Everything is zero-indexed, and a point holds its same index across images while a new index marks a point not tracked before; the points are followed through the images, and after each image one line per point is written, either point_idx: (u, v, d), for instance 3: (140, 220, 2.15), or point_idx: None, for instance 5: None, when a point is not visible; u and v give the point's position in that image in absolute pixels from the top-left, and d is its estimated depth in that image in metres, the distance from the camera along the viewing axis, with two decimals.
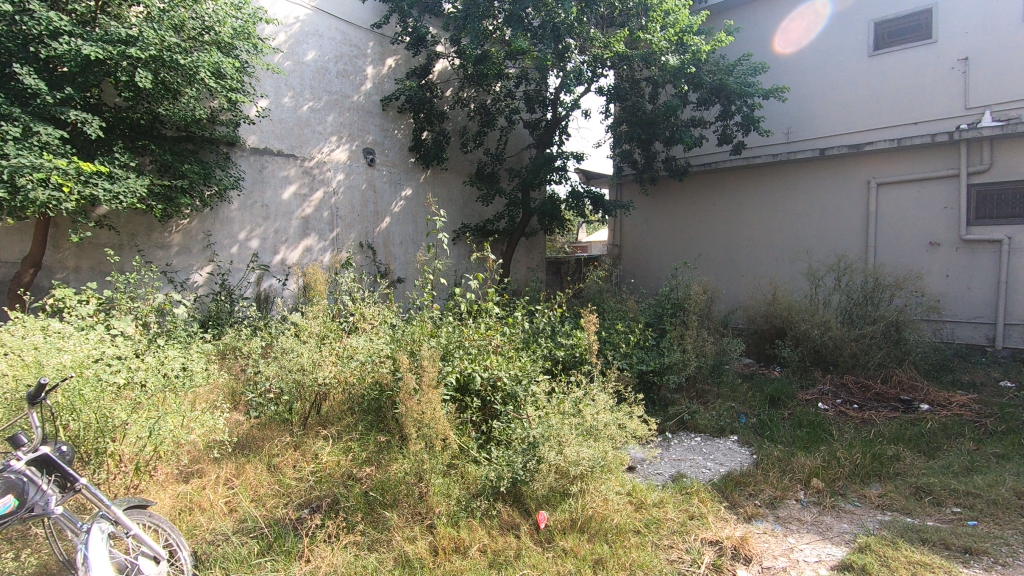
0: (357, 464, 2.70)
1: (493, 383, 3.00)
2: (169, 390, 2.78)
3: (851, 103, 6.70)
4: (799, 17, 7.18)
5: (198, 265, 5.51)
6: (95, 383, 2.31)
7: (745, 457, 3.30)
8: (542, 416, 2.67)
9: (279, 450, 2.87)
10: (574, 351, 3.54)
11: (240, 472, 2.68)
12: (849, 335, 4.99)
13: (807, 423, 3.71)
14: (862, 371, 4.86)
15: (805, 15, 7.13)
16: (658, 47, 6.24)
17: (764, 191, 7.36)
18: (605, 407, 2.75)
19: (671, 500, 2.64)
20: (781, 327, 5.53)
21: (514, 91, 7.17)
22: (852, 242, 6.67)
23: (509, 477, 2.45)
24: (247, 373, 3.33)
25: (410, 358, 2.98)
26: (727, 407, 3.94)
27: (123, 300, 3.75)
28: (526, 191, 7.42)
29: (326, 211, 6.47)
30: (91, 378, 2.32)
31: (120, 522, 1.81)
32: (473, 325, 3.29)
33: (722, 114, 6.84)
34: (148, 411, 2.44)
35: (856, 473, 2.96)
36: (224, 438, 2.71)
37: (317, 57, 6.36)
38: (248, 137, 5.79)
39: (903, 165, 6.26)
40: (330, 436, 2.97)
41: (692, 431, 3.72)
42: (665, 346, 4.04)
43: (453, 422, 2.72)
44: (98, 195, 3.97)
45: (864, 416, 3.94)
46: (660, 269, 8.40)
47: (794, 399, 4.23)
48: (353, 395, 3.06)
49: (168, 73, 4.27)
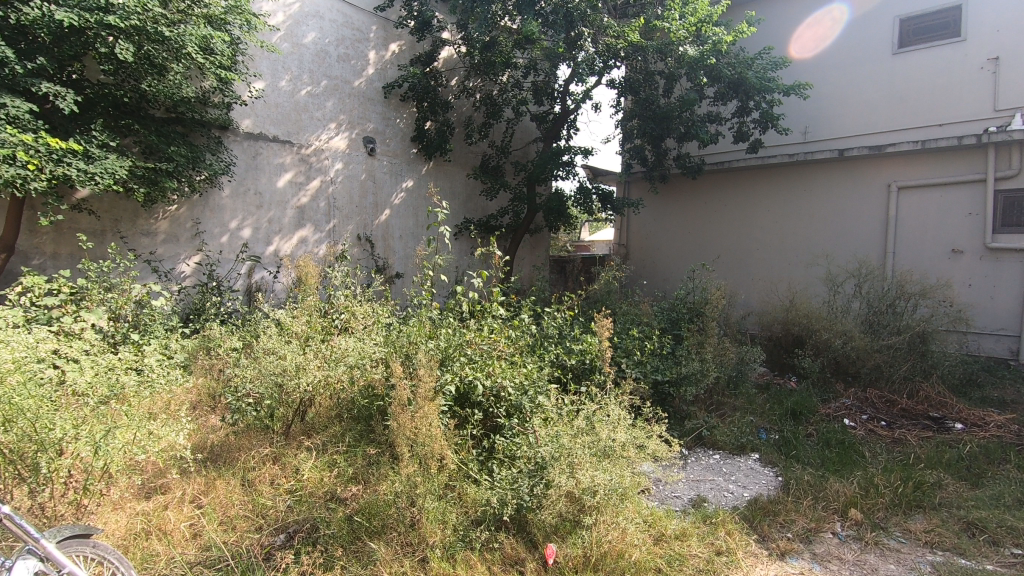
0: (342, 481, 2.42)
1: (496, 393, 2.70)
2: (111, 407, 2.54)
3: (873, 102, 6.40)
4: (819, 21, 6.89)
5: (185, 255, 5.18)
6: (27, 391, 2.04)
7: (771, 480, 3.01)
8: (552, 434, 2.42)
9: (256, 463, 2.55)
10: (584, 358, 3.24)
11: (210, 488, 2.37)
12: (873, 345, 4.68)
13: (836, 443, 3.42)
14: (886, 385, 4.57)
15: (825, 19, 6.85)
16: (675, 36, 5.96)
17: (779, 191, 7.06)
18: (621, 424, 2.48)
19: (694, 531, 2.34)
20: (800, 336, 5.25)
21: (522, 81, 6.84)
22: (870, 246, 6.37)
23: (514, 504, 2.18)
24: (226, 374, 3.06)
25: (405, 362, 2.69)
26: (747, 422, 3.67)
27: (95, 290, 3.50)
28: (531, 186, 7.15)
29: (322, 201, 6.16)
30: (20, 385, 2.05)
31: (50, 559, 1.51)
32: (476, 327, 3.02)
33: (740, 109, 6.53)
34: (94, 426, 2.18)
35: (897, 503, 2.67)
36: (187, 452, 2.41)
37: (317, 39, 6.05)
38: (243, 121, 5.48)
39: (926, 167, 5.96)
40: (315, 448, 2.67)
41: (710, 448, 3.43)
42: (682, 355, 3.72)
43: (451, 437, 2.42)
44: (71, 175, 3.67)
45: (895, 434, 3.65)
46: (670, 270, 8.09)
47: (816, 413, 3.97)
48: (342, 400, 2.77)
49: (153, 46, 3.98)
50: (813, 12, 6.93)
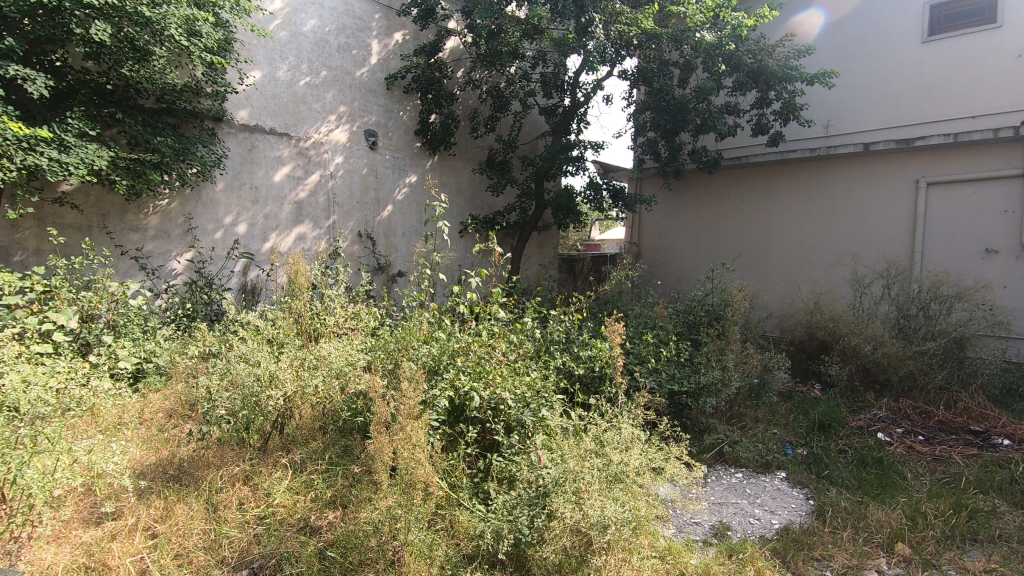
0: (318, 506, 2.16)
1: (494, 405, 2.42)
2: (50, 424, 2.33)
3: (900, 93, 6.02)
4: (801, 24, 6.85)
5: (177, 252, 4.94)
6: None
7: (803, 505, 2.69)
8: (557, 457, 2.15)
9: (223, 483, 2.27)
10: (593, 365, 2.96)
11: (168, 512, 2.10)
12: (906, 352, 4.34)
13: (872, 461, 3.10)
14: (921, 395, 4.25)
15: (803, 25, 6.85)
16: (692, 21, 5.63)
17: (800, 188, 6.70)
18: (634, 443, 2.22)
19: (718, 568, 2.04)
20: (825, 341, 4.90)
21: (530, 73, 6.51)
22: (897, 245, 5.99)
23: (510, 538, 1.89)
24: (196, 382, 2.79)
25: (395, 372, 2.41)
26: (771, 436, 3.37)
27: (65, 288, 3.27)
28: (539, 181, 6.87)
29: (322, 196, 5.90)
30: None
31: None
32: (474, 333, 2.74)
33: (760, 100, 6.17)
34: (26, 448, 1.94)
35: (950, 536, 2.34)
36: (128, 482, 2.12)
37: (317, 27, 5.79)
38: (238, 112, 5.23)
39: (957, 162, 5.58)
40: (292, 465, 2.38)
41: (732, 466, 3.12)
42: (701, 363, 3.38)
43: (439, 459, 2.14)
44: (42, 165, 3.44)
45: (937, 451, 3.32)
46: (685, 270, 7.75)
47: (845, 426, 3.64)
48: (325, 411, 2.48)
49: (133, 28, 3.74)
50: (798, 15, 6.89)
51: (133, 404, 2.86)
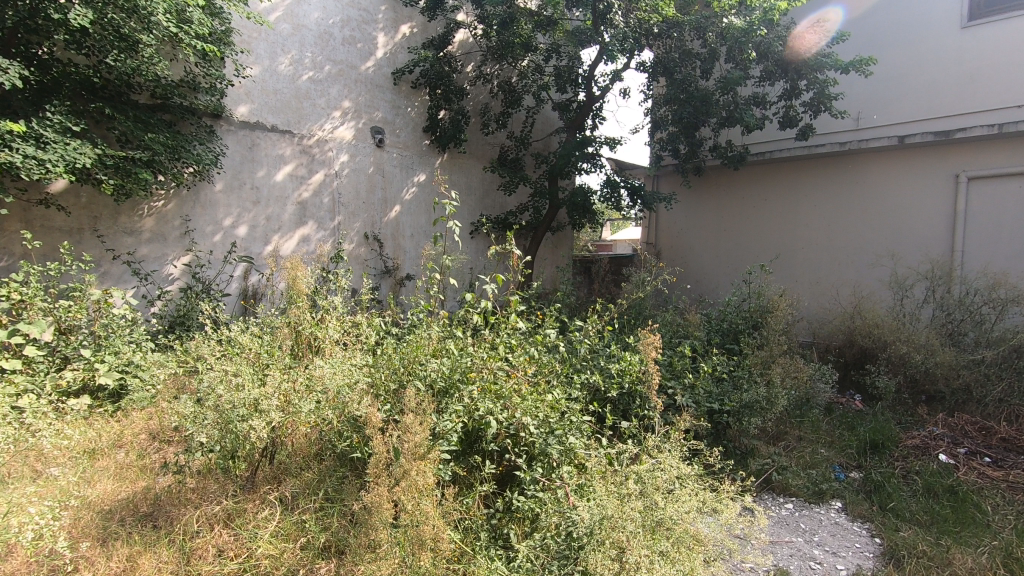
0: (309, 558, 1.85)
1: (513, 433, 2.08)
2: None
3: (938, 82, 5.61)
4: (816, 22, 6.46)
5: (173, 256, 4.64)
6: None
7: (869, 545, 2.34)
8: (590, 498, 1.82)
9: (201, 526, 1.96)
10: (621, 381, 2.63)
11: (132, 566, 1.79)
12: (960, 362, 3.94)
13: (940, 491, 2.73)
14: (978, 410, 3.85)
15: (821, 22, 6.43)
16: (719, 5, 5.34)
17: (828, 183, 6.31)
18: (681, 480, 1.88)
19: None
20: (867, 349, 4.51)
21: (544, 65, 6.16)
22: (936, 244, 5.57)
23: None
24: (175, 402, 2.48)
25: (398, 397, 2.09)
26: (820, 458, 3.02)
27: (37, 298, 2.98)
28: (553, 179, 6.52)
29: (326, 196, 5.61)
30: None
31: None
32: (490, 347, 2.41)
33: (789, 91, 5.78)
34: None
35: None
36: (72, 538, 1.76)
37: (321, 19, 5.50)
38: (237, 108, 4.94)
39: (1001, 154, 5.15)
40: (283, 502, 2.07)
41: (781, 496, 2.76)
42: (742, 377, 3.03)
43: (449, 504, 1.81)
44: (16, 162, 3.14)
45: (1012, 477, 2.94)
46: (709, 271, 7.38)
47: (900, 445, 3.27)
48: (321, 439, 2.15)
49: (116, 13, 3.42)
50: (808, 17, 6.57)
51: (110, 430, 2.56)
